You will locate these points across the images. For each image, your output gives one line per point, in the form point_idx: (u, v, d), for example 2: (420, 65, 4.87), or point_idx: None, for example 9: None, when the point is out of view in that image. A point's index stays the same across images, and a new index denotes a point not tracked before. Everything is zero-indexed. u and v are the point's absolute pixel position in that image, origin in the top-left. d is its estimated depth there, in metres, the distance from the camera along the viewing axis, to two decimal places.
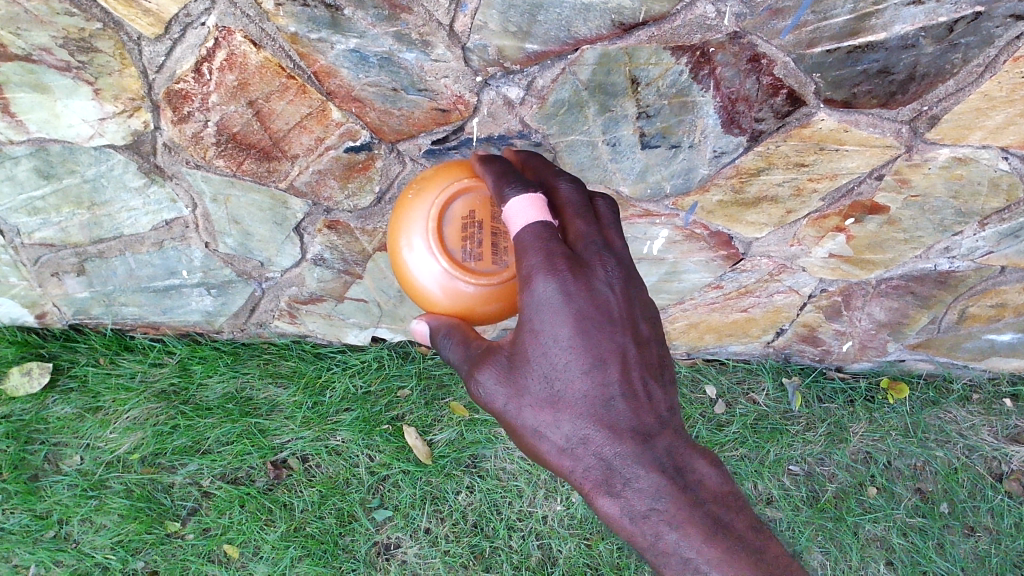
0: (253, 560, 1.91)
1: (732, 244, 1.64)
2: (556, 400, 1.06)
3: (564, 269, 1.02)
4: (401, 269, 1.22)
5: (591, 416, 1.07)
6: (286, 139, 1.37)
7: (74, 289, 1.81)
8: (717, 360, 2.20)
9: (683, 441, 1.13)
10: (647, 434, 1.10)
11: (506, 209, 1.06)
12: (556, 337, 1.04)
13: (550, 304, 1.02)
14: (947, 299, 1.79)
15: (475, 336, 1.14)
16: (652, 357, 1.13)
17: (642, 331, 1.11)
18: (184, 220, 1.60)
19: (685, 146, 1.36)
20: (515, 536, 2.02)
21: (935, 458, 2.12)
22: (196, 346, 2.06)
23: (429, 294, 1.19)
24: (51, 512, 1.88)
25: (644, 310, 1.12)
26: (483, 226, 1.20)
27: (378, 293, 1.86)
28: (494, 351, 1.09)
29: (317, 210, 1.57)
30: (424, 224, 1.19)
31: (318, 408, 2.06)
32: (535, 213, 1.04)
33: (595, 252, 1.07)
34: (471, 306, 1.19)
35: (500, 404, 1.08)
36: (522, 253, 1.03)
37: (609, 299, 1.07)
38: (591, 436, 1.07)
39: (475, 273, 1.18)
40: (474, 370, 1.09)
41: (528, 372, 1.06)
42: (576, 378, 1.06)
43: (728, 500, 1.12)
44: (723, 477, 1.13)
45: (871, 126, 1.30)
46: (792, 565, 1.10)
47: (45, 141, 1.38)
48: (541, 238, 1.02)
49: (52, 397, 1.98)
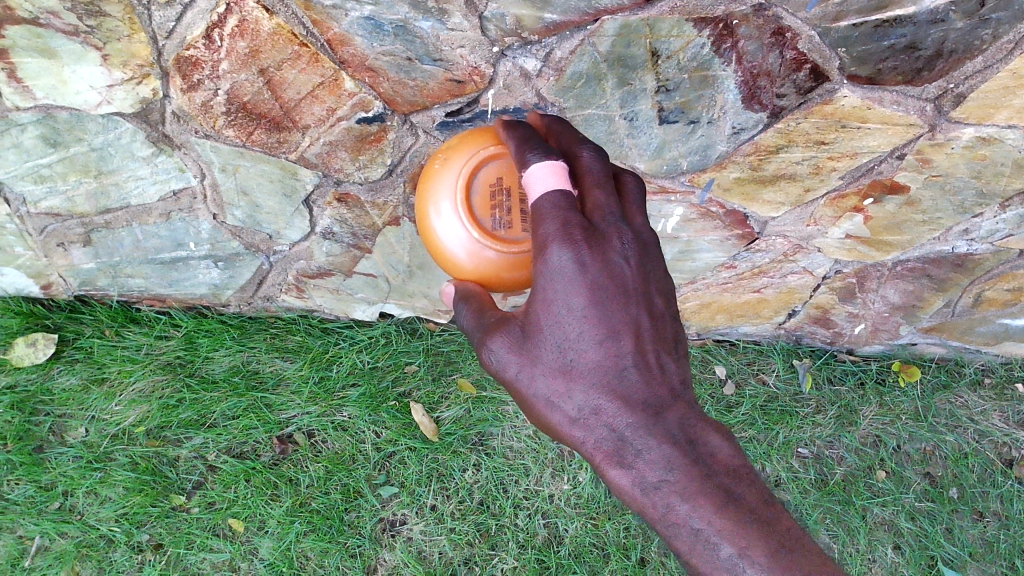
0: (258, 535, 1.91)
1: (748, 223, 1.61)
2: (568, 369, 1.05)
3: (580, 239, 1.00)
4: (428, 232, 1.21)
5: (604, 386, 1.06)
6: (297, 109, 1.35)
7: (80, 259, 1.79)
8: (727, 341, 2.18)
9: (696, 414, 1.10)
10: (659, 407, 1.08)
11: (528, 173, 1.03)
12: (569, 306, 1.02)
13: (565, 273, 1.00)
14: (963, 283, 1.77)
15: (490, 305, 1.13)
16: (666, 330, 1.11)
17: (656, 304, 1.09)
18: (192, 190, 1.58)
19: (704, 122, 1.34)
20: (521, 514, 2.01)
21: (946, 443, 2.10)
22: (202, 319, 2.04)
23: (454, 259, 1.18)
24: (56, 484, 1.88)
25: (660, 283, 1.09)
26: (511, 194, 1.18)
27: (387, 268, 1.84)
28: (507, 319, 1.07)
29: (327, 182, 1.54)
30: (453, 189, 1.18)
31: (325, 383, 2.04)
32: (557, 180, 1.01)
33: (613, 223, 1.04)
34: (495, 273, 1.18)
35: (512, 372, 1.06)
36: (539, 222, 1.00)
37: (624, 271, 1.04)
38: (603, 407, 1.06)
39: (501, 241, 1.16)
40: (485, 337, 1.07)
41: (540, 341, 1.04)
42: (589, 349, 1.04)
43: (741, 473, 1.08)
44: (736, 450, 1.10)
45: (894, 103, 1.28)
46: (804, 539, 1.07)
47: (52, 108, 1.36)
48: (558, 206, 1.00)
49: (57, 368, 1.96)
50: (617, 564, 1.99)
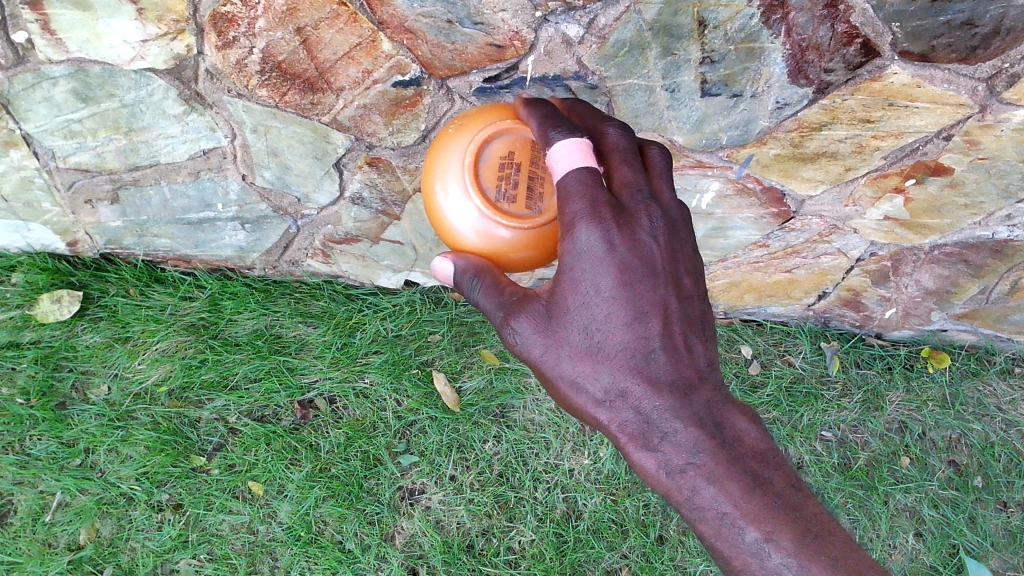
0: (277, 499, 1.91)
1: (784, 201, 1.58)
2: (595, 351, 1.04)
3: (609, 218, 0.99)
4: (433, 203, 1.18)
5: (631, 368, 1.04)
6: (332, 70, 1.33)
7: (107, 217, 1.78)
8: (754, 321, 2.15)
9: (722, 396, 1.08)
10: (686, 388, 1.06)
11: (551, 153, 1.02)
12: (597, 287, 1.01)
13: (593, 253, 1.00)
14: (1000, 269, 1.73)
15: (507, 282, 1.12)
16: (695, 312, 1.09)
17: (685, 285, 1.07)
18: (222, 150, 1.56)
19: (747, 96, 1.31)
20: (541, 487, 2.00)
21: (972, 431, 2.07)
22: (227, 281, 2.03)
23: (460, 232, 1.16)
24: (78, 441, 1.89)
25: (689, 263, 1.07)
26: (520, 168, 1.16)
27: (415, 236, 1.82)
28: (532, 299, 1.07)
29: (359, 146, 1.52)
30: (462, 159, 1.15)
31: (348, 350, 2.03)
32: (583, 159, 1.00)
33: (642, 201, 1.03)
34: (498, 247, 1.15)
35: (537, 353, 1.06)
36: (566, 200, 1.00)
37: (654, 251, 1.03)
38: (630, 390, 1.05)
39: (508, 216, 1.14)
40: (509, 316, 1.07)
41: (566, 322, 1.04)
42: (616, 330, 1.03)
43: (768, 457, 1.06)
44: (763, 434, 1.08)
45: (945, 82, 1.25)
46: (834, 526, 1.03)
47: (85, 62, 1.34)
48: (584, 184, 0.99)
49: (82, 325, 1.96)
50: (635, 541, 1.98)
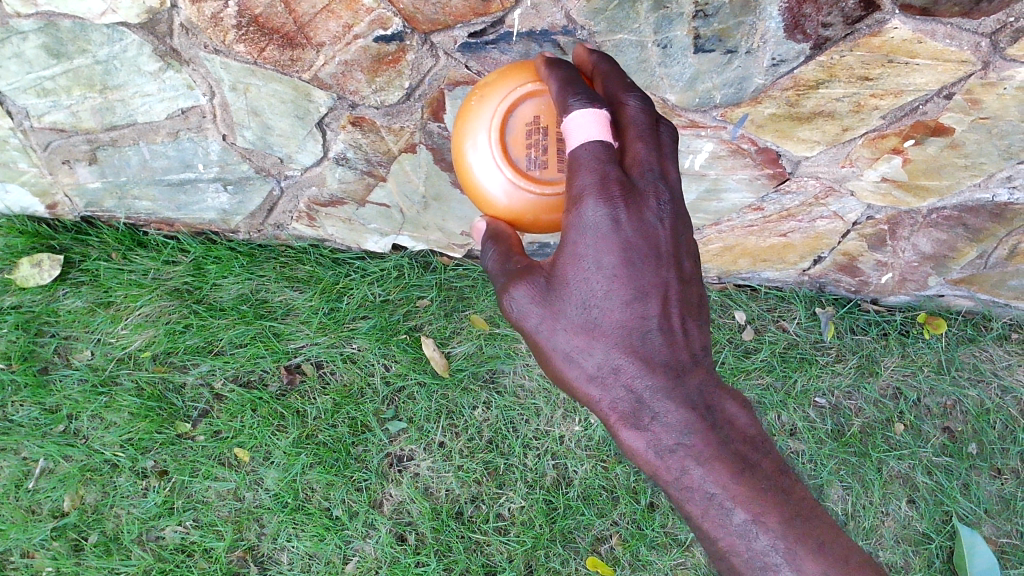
0: (264, 465, 1.89)
1: (779, 162, 1.54)
2: (592, 327, 1.02)
3: (618, 197, 0.97)
4: (463, 171, 1.16)
5: (626, 347, 1.03)
6: (311, 24, 1.28)
7: (86, 178, 1.74)
8: (749, 286, 2.11)
9: (713, 380, 1.08)
10: (680, 371, 1.05)
11: (567, 120, 0.98)
12: (599, 263, 1.00)
13: (598, 229, 0.98)
14: (1000, 233, 1.70)
15: (518, 250, 1.09)
16: (694, 296, 1.07)
17: (686, 268, 1.06)
18: (201, 109, 1.51)
19: (742, 52, 1.27)
20: (531, 454, 1.98)
21: (967, 398, 2.05)
22: (211, 244, 1.98)
23: (491, 199, 1.13)
24: (61, 407, 1.87)
25: (690, 246, 1.06)
26: (548, 132, 1.12)
27: (402, 198, 1.78)
28: (532, 269, 1.04)
29: (341, 104, 1.47)
30: (489, 127, 1.12)
31: (335, 315, 2.00)
32: (600, 131, 0.97)
33: (652, 182, 1.00)
34: (530, 216, 1.13)
35: (532, 324, 1.03)
36: (576, 172, 0.98)
37: (658, 232, 1.01)
38: (623, 367, 1.03)
39: (538, 184, 1.11)
40: (507, 283, 1.04)
41: (564, 295, 1.01)
42: (615, 308, 1.01)
43: (756, 441, 1.07)
44: (751, 419, 1.08)
45: (948, 37, 1.21)
46: (817, 509, 1.06)
47: (55, 16, 1.30)
48: (598, 158, 0.96)
49: (63, 289, 1.92)
50: (626, 508, 1.96)
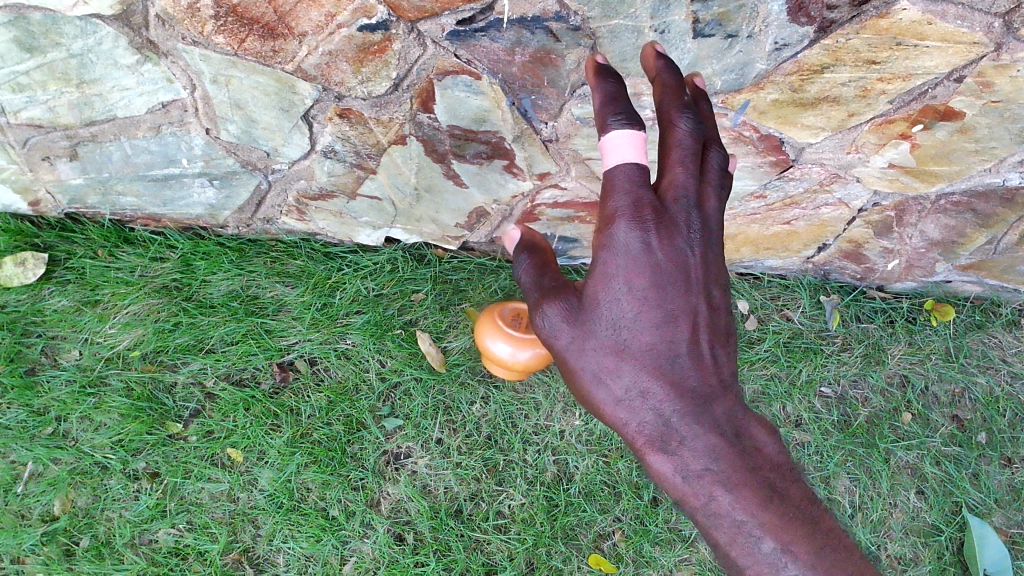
0: (258, 465, 1.85)
1: (782, 149, 1.48)
2: (620, 349, 0.99)
3: (650, 219, 0.96)
4: None
5: (654, 370, 0.99)
6: (292, 14, 1.23)
7: (68, 175, 1.69)
8: (752, 274, 2.05)
9: (742, 407, 1.03)
10: (707, 396, 1.00)
11: (604, 140, 0.95)
12: (628, 284, 0.98)
13: (628, 250, 0.97)
14: (1010, 219, 1.65)
15: (555, 267, 1.05)
16: (721, 323, 1.04)
17: (714, 296, 1.03)
18: (182, 102, 1.46)
19: (743, 36, 1.21)
20: (530, 450, 1.94)
21: (976, 385, 2.01)
22: (199, 240, 1.93)
23: None
24: (49, 409, 1.82)
25: (719, 275, 1.03)
26: None
27: (394, 191, 1.72)
28: (564, 286, 1.01)
29: (327, 96, 1.42)
30: None
31: (328, 310, 1.95)
32: (639, 155, 0.94)
33: (686, 207, 0.98)
34: None
35: (562, 342, 1.00)
36: (609, 194, 0.96)
37: (687, 259, 0.99)
38: (651, 391, 0.99)
39: None
40: (540, 300, 1.01)
41: (594, 314, 0.99)
42: (643, 330, 0.99)
43: (786, 470, 1.01)
44: (781, 448, 1.02)
45: (959, 18, 1.15)
46: (849, 546, 0.99)
47: (24, 9, 1.24)
48: (633, 181, 0.95)
49: (48, 288, 1.88)
50: (628, 503, 1.92)
